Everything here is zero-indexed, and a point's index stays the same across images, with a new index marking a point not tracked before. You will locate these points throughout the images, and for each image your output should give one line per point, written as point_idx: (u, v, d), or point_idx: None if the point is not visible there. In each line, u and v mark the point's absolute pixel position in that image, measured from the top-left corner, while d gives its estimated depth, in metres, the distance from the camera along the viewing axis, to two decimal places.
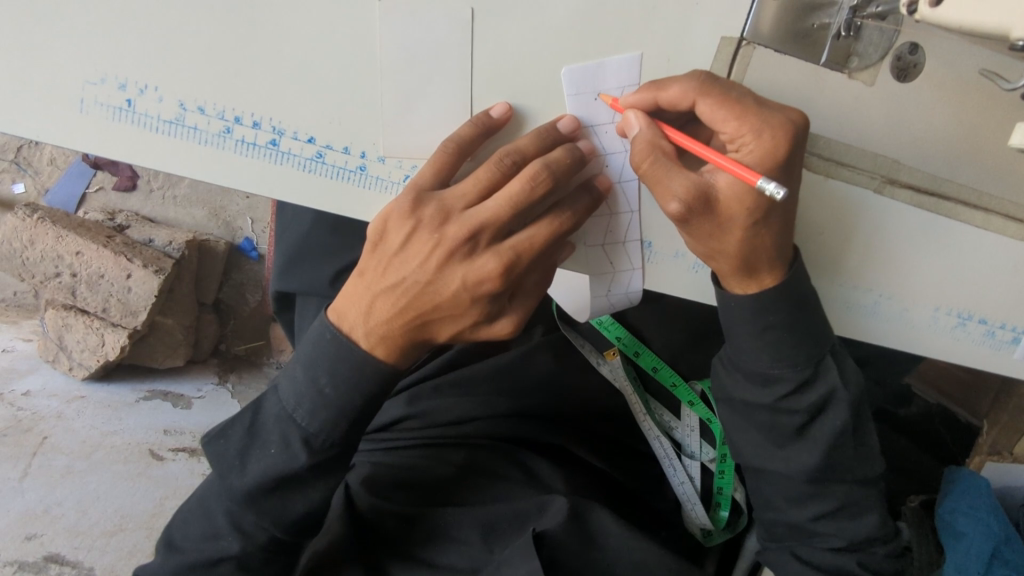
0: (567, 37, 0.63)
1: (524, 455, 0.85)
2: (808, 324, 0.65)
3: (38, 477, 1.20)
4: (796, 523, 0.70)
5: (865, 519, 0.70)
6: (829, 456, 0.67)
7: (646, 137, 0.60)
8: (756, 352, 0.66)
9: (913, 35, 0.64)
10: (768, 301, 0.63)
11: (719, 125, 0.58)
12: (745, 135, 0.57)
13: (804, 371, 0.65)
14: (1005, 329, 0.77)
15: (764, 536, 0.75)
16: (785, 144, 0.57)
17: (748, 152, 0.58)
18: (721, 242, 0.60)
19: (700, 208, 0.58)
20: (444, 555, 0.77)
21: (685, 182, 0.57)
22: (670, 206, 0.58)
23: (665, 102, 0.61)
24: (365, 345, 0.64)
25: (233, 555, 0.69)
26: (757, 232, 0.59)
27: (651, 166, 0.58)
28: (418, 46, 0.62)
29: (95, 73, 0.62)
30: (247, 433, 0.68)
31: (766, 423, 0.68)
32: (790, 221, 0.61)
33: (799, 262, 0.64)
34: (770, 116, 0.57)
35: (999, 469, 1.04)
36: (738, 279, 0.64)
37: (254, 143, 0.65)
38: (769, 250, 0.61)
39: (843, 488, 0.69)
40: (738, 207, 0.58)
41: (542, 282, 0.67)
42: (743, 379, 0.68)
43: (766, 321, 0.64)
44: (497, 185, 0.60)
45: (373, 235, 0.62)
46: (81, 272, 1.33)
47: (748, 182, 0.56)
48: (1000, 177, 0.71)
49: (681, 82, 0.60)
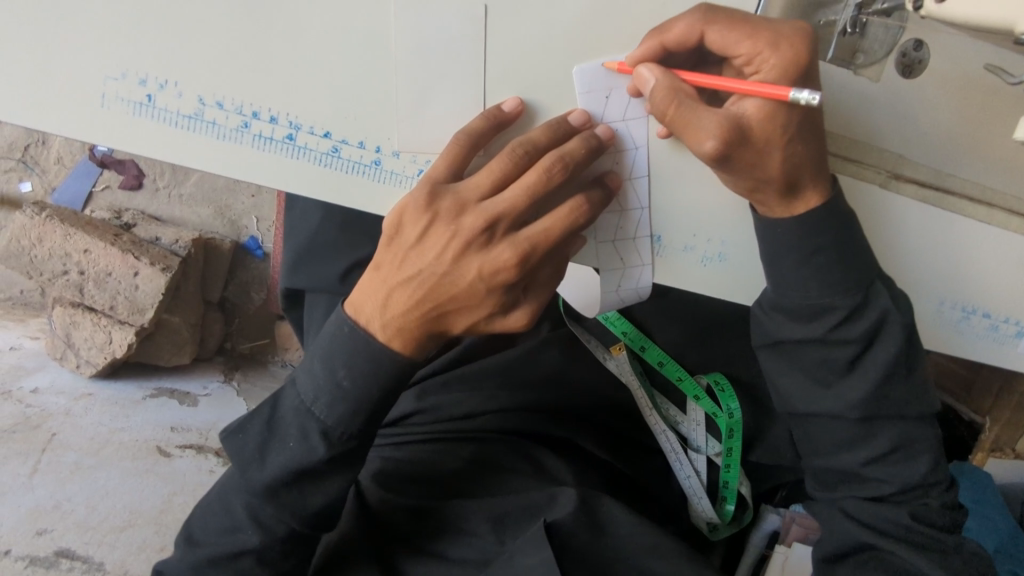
0: (580, 36, 0.65)
1: (535, 450, 0.86)
2: (853, 248, 0.65)
3: (48, 474, 1.21)
4: (846, 467, 0.72)
5: (919, 462, 0.70)
6: (883, 386, 0.67)
7: (664, 84, 0.59)
8: (802, 282, 0.66)
9: (917, 31, 0.66)
10: (812, 221, 0.64)
11: (733, 49, 0.59)
12: (761, 51, 0.58)
13: (854, 299, 0.65)
14: (1008, 323, 0.78)
15: (814, 484, 0.77)
16: (803, 51, 0.58)
17: (768, 69, 0.58)
18: (763, 167, 0.61)
19: (737, 139, 0.58)
20: (457, 548, 0.78)
21: (717, 119, 0.57)
22: (706, 145, 0.58)
23: (671, 43, 0.62)
24: (382, 338, 0.65)
25: (252, 549, 0.69)
26: (796, 148, 0.60)
27: (678, 111, 0.59)
28: (433, 42, 0.63)
29: (116, 69, 0.63)
30: (265, 427, 0.69)
31: (816, 360, 0.68)
32: (821, 131, 0.62)
33: (836, 184, 0.65)
34: (782, 27, 0.58)
35: (1000, 466, 1.09)
36: (778, 202, 0.64)
37: (271, 137, 0.66)
38: (809, 165, 0.62)
39: (894, 428, 0.70)
40: (771, 129, 0.59)
41: (556, 274, 0.68)
42: (789, 319, 0.68)
43: (814, 245, 0.64)
44: (511, 176, 0.61)
45: (388, 230, 0.63)
46: (89, 270, 1.34)
47: (780, 98, 0.56)
48: (1003, 173, 0.72)
49: (684, 20, 0.61)
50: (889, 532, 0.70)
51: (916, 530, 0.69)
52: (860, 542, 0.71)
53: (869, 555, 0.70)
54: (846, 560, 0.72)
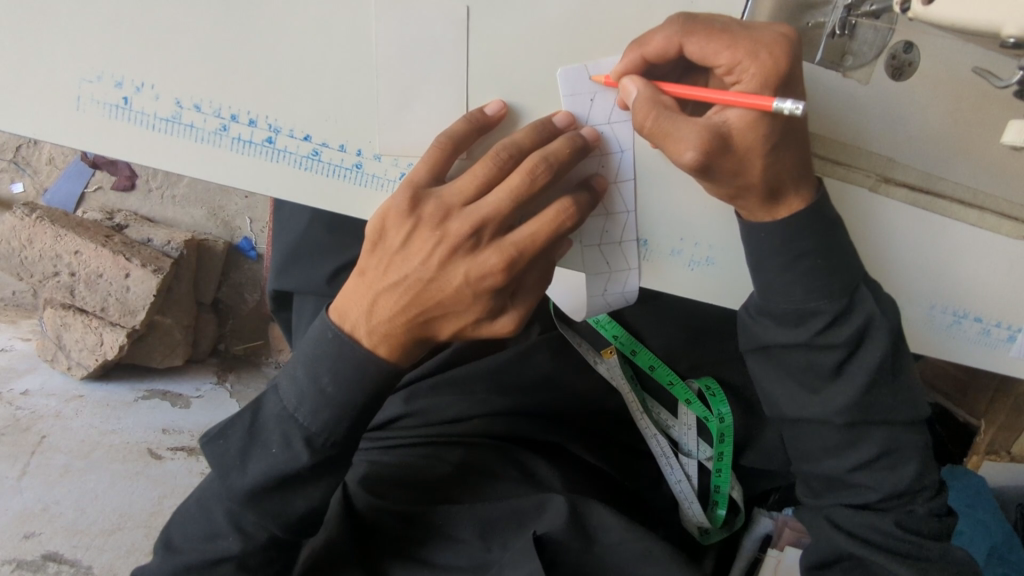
0: (566, 38, 0.64)
1: (522, 453, 0.85)
2: (839, 252, 0.64)
3: (37, 476, 1.21)
4: (832, 474, 0.71)
5: (906, 468, 0.69)
6: (870, 391, 0.67)
7: (646, 95, 0.59)
8: (788, 286, 0.65)
9: (907, 33, 0.65)
10: (796, 225, 0.63)
11: (713, 59, 0.58)
12: (741, 61, 0.57)
13: (840, 303, 0.64)
14: (1001, 327, 0.77)
15: (803, 492, 0.76)
16: (784, 58, 0.57)
17: (748, 78, 0.57)
18: (745, 175, 0.60)
19: (717, 149, 0.57)
20: (443, 554, 0.77)
21: (697, 130, 0.56)
22: (685, 156, 0.57)
23: (651, 56, 0.61)
24: (368, 344, 0.64)
25: (233, 556, 0.69)
26: (777, 157, 0.59)
27: (656, 122, 0.58)
28: (415, 44, 0.63)
29: (92, 71, 0.62)
30: (247, 433, 0.69)
31: (802, 366, 0.68)
32: (804, 137, 0.61)
33: (822, 188, 0.64)
34: (761, 35, 0.57)
35: (996, 468, 1.07)
36: (760, 207, 0.63)
37: (250, 141, 0.65)
38: (790, 171, 0.61)
39: (881, 433, 0.69)
40: (753, 139, 0.58)
41: (544, 278, 0.66)
42: (775, 324, 0.67)
43: (798, 249, 0.63)
44: (496, 178, 0.60)
45: (371, 236, 0.63)
46: (80, 271, 1.33)
47: (764, 109, 0.55)
48: (995, 176, 0.71)
49: (662, 32, 0.60)
50: (873, 540, 0.69)
51: (901, 539, 0.69)
52: (844, 552, 0.70)
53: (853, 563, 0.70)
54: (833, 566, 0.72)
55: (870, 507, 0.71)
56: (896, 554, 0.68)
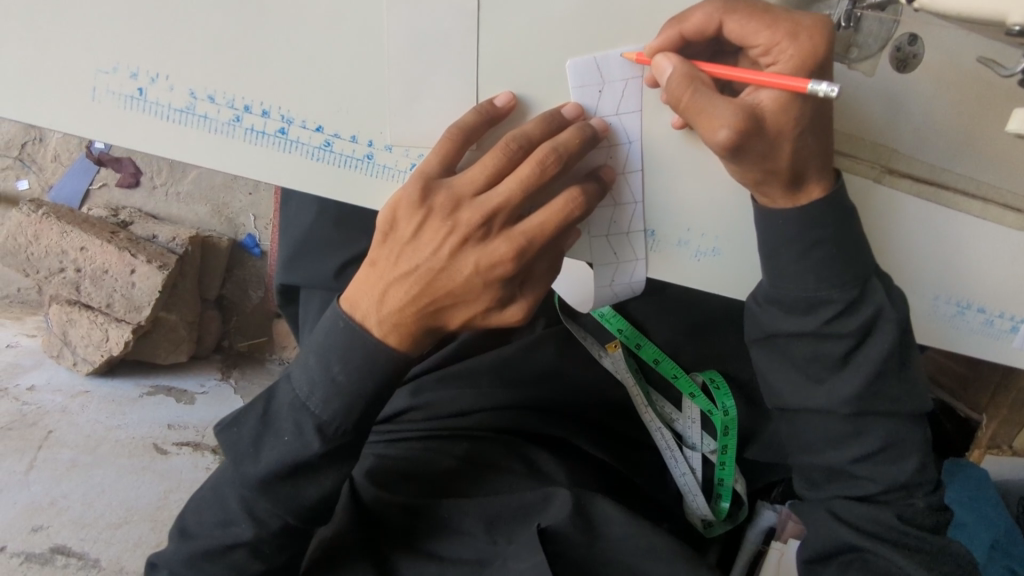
0: (574, 32, 0.65)
1: (527, 446, 0.86)
2: (852, 241, 0.65)
3: (44, 470, 1.20)
4: (833, 465, 0.71)
5: (907, 463, 0.70)
6: (874, 382, 0.67)
7: (682, 72, 0.59)
8: (801, 273, 0.65)
9: (912, 25, 0.66)
10: (802, 216, 0.64)
11: (751, 39, 0.60)
12: (780, 42, 0.59)
13: (849, 293, 0.65)
14: (1004, 318, 0.78)
15: (803, 486, 0.77)
16: (822, 43, 0.58)
17: (785, 59, 0.58)
18: (773, 158, 0.60)
19: (751, 130, 0.58)
20: (451, 547, 0.77)
21: (732, 108, 0.57)
22: (718, 134, 0.58)
23: (689, 33, 0.62)
24: (379, 333, 0.65)
25: (245, 543, 0.69)
26: (803, 143, 0.60)
27: (693, 99, 0.58)
28: (424, 38, 0.64)
29: (107, 62, 0.63)
30: (261, 421, 0.69)
31: (807, 355, 0.68)
32: (829, 126, 0.62)
33: (837, 179, 0.64)
34: (801, 18, 0.58)
35: (997, 462, 1.08)
36: (782, 194, 0.64)
37: (263, 132, 0.66)
38: (814, 158, 0.62)
39: (885, 425, 0.69)
40: (783, 121, 0.59)
41: (552, 267, 0.67)
42: (784, 312, 0.68)
43: (814, 237, 0.64)
44: (505, 169, 0.61)
45: (382, 227, 0.63)
46: (86, 268, 1.33)
47: (797, 90, 0.56)
48: (997, 167, 0.72)
49: (702, 9, 0.61)
50: (874, 534, 0.70)
51: (902, 532, 0.69)
52: (845, 544, 0.71)
53: (853, 556, 0.70)
54: (830, 560, 0.72)
55: (869, 500, 0.71)
56: (897, 546, 0.69)
